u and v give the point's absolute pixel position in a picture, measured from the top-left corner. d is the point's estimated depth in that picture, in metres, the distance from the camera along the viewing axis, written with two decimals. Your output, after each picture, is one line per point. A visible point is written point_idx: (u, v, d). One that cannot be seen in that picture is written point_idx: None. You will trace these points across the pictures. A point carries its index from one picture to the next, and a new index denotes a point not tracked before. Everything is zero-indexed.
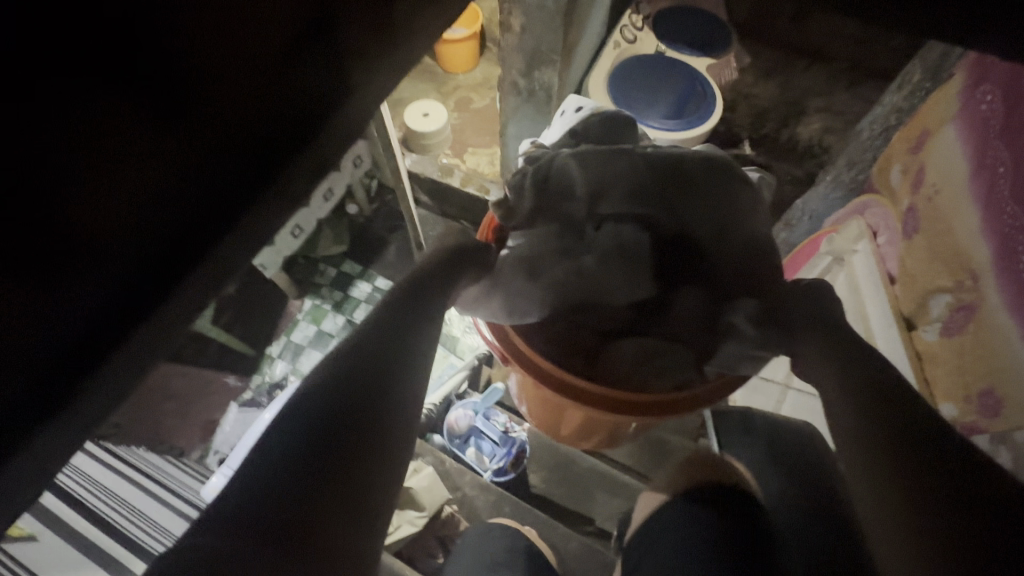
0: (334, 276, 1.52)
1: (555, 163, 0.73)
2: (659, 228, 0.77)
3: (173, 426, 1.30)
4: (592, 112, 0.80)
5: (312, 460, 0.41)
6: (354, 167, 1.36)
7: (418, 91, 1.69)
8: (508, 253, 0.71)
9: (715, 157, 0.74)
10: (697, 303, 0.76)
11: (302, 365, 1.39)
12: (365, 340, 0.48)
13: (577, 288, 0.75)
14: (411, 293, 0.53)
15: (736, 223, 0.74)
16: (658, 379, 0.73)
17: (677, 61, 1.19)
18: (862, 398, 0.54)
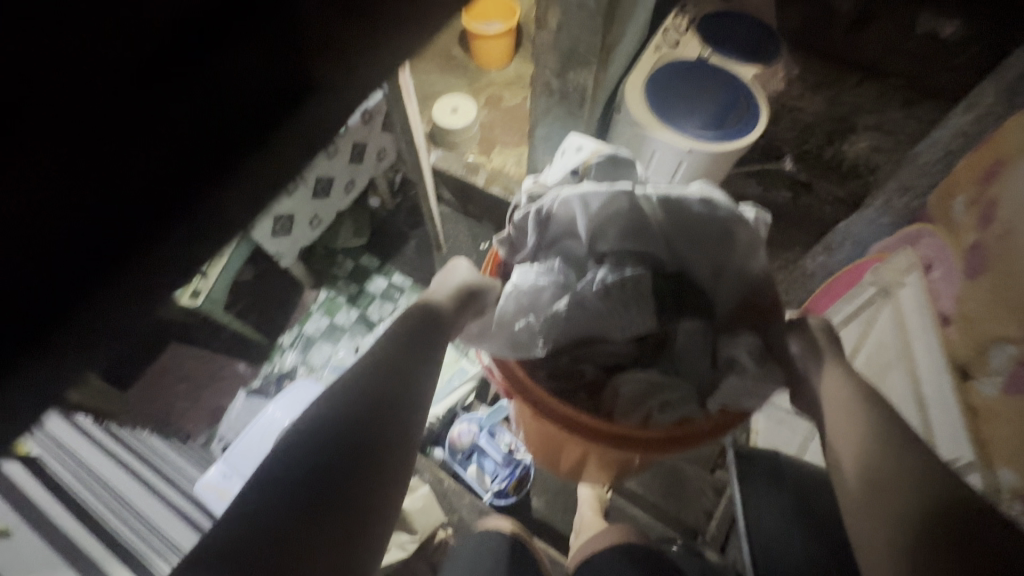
0: (351, 269, 1.49)
1: (553, 206, 0.71)
2: (655, 264, 0.74)
3: (181, 410, 1.30)
4: (592, 153, 0.76)
5: (308, 481, 0.42)
6: (378, 159, 1.33)
7: (450, 86, 1.66)
8: (513, 288, 0.68)
9: (717, 199, 0.69)
10: (700, 338, 0.71)
11: (313, 358, 1.35)
12: (367, 373, 0.50)
13: (576, 322, 0.69)
14: (416, 326, 0.56)
15: (737, 261, 0.71)
16: (658, 413, 0.65)
17: (720, 68, 1.11)
18: (855, 424, 0.56)
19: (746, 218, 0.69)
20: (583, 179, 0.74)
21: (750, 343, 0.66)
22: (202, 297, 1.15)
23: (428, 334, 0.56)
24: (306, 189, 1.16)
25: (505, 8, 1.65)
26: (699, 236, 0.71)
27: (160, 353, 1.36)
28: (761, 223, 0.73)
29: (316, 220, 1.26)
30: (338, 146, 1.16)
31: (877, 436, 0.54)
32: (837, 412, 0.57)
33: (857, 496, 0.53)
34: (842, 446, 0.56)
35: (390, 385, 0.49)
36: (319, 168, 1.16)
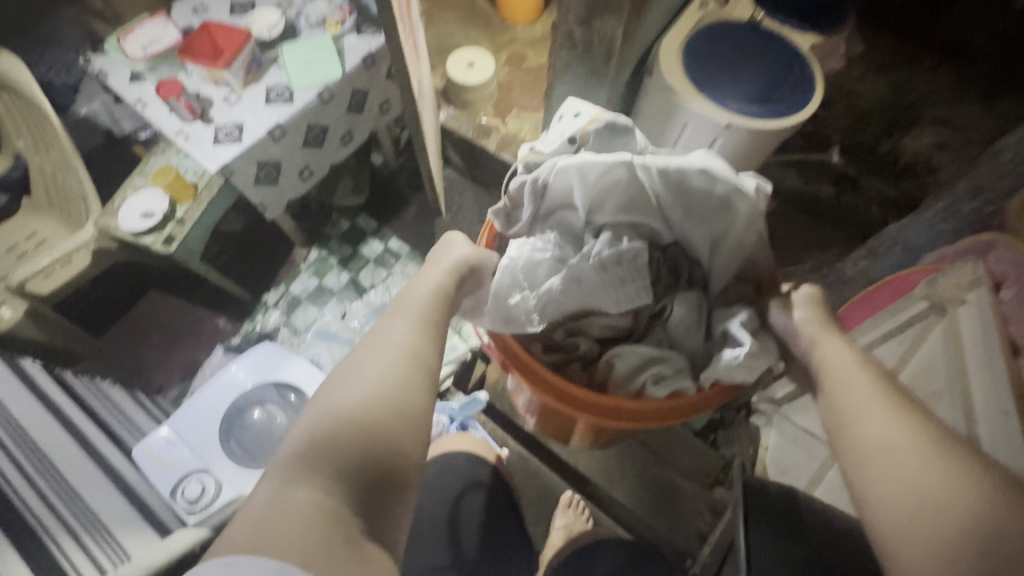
0: (346, 230, 1.38)
1: (550, 176, 0.59)
2: (656, 239, 0.64)
3: (155, 360, 1.25)
4: (593, 117, 0.62)
5: (332, 450, 0.40)
6: (381, 111, 1.22)
7: (470, 38, 1.52)
8: (508, 262, 0.59)
9: (717, 172, 0.57)
10: (697, 318, 0.62)
11: (298, 320, 1.26)
12: (370, 381, 0.44)
13: (570, 295, 0.60)
14: (414, 320, 0.50)
15: (737, 234, 0.60)
16: (651, 386, 0.57)
17: (774, 34, 0.96)
18: (852, 386, 0.48)
19: (746, 187, 0.57)
20: (581, 149, 0.61)
21: (746, 313, 0.58)
22: (177, 244, 1.05)
23: (426, 328, 0.50)
24: (294, 135, 1.06)
25: None
26: (698, 210, 0.60)
27: (140, 299, 1.31)
28: (759, 190, 0.61)
29: (309, 172, 1.15)
30: (332, 91, 1.05)
31: (876, 383, 0.48)
32: (828, 383, 0.50)
33: (869, 451, 0.44)
34: (842, 407, 0.48)
35: (393, 393, 0.44)
36: (308, 115, 1.04)
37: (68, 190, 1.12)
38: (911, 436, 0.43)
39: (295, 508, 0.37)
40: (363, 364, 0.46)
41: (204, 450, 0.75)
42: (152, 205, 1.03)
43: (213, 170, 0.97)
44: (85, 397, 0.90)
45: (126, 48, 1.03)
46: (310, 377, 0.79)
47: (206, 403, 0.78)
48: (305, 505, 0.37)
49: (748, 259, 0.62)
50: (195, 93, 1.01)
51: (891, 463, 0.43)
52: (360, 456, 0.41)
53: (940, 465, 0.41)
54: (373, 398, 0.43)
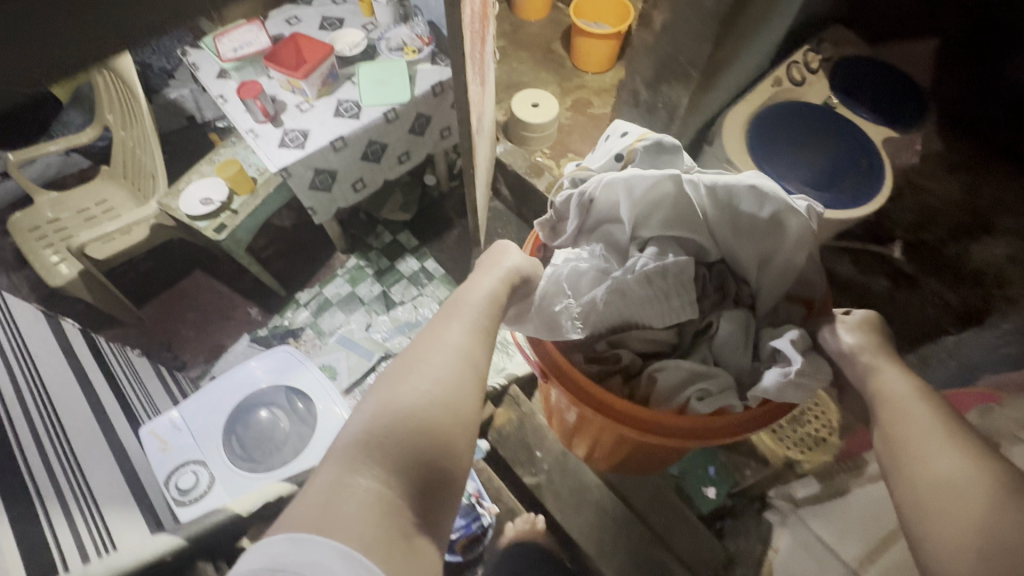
0: (387, 243, 1.42)
1: (596, 189, 0.56)
2: (701, 255, 0.60)
3: (185, 338, 1.29)
4: (640, 136, 0.59)
5: (394, 446, 0.38)
6: (440, 137, 1.26)
7: (540, 80, 1.56)
8: (552, 269, 0.55)
9: (769, 190, 0.54)
10: (745, 340, 0.57)
11: (324, 323, 1.29)
12: (427, 382, 0.41)
13: (613, 305, 0.56)
14: (468, 327, 0.46)
15: (788, 256, 0.57)
16: (695, 400, 0.52)
17: (845, 121, 0.94)
18: (915, 418, 0.42)
19: (799, 206, 0.54)
20: (626, 166, 0.58)
21: (796, 332, 0.52)
22: (226, 233, 1.09)
23: (479, 330, 0.46)
24: (354, 148, 1.10)
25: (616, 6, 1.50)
26: (750, 229, 0.56)
27: (182, 278, 1.36)
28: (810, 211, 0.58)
29: (360, 184, 1.18)
30: (398, 112, 1.09)
31: (941, 416, 0.42)
32: (886, 413, 0.44)
33: (933, 488, 0.38)
34: (899, 437, 0.42)
35: (450, 396, 0.41)
36: (371, 131, 1.09)
37: (142, 166, 1.20)
38: (976, 470, 0.37)
39: (357, 503, 0.34)
40: (418, 363, 0.43)
41: (204, 440, 0.75)
42: (213, 193, 1.09)
43: (273, 170, 1.02)
44: (116, 372, 0.94)
45: (219, 46, 1.10)
46: (318, 388, 0.79)
47: (218, 393, 0.79)
48: (364, 498, 0.35)
49: (804, 291, 0.59)
50: (271, 97, 1.06)
51: (956, 503, 0.36)
52: (417, 455, 0.39)
53: (996, 497, 0.35)
54: (431, 399, 0.41)
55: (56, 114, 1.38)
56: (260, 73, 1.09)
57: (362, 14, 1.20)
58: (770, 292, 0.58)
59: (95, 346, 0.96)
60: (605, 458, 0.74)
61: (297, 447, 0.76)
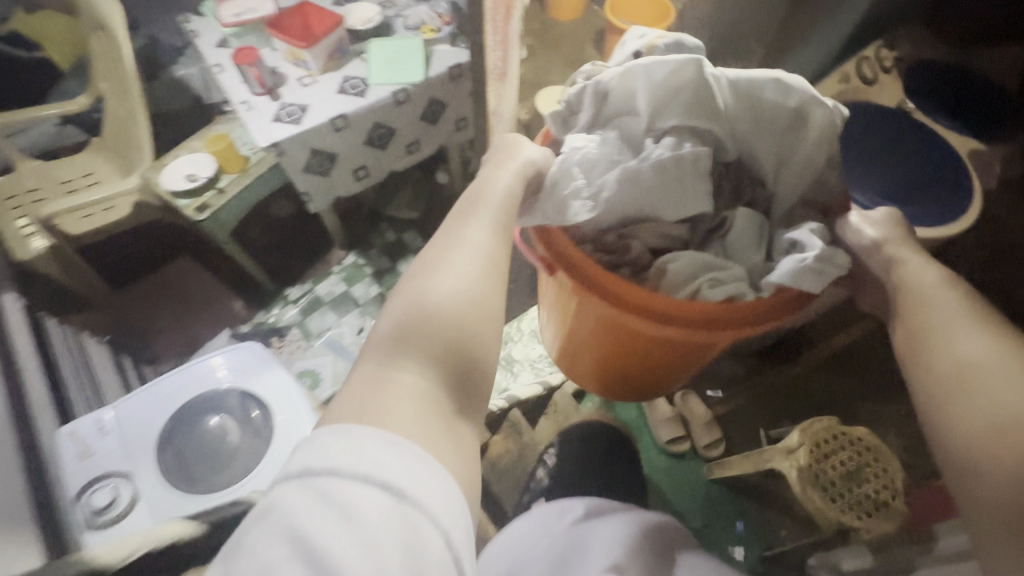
0: (390, 242, 1.31)
1: (613, 79, 0.53)
2: (718, 151, 0.54)
3: (160, 328, 1.18)
4: (660, 35, 0.55)
5: (432, 337, 0.39)
6: (453, 128, 1.15)
7: (568, 81, 1.45)
8: (562, 158, 0.51)
9: (793, 81, 0.49)
10: (759, 236, 0.51)
11: (312, 323, 1.19)
12: (455, 281, 0.42)
13: (620, 192, 0.49)
14: (491, 227, 0.47)
15: (808, 156, 0.51)
16: (705, 289, 0.47)
17: (925, 128, 0.79)
18: (936, 306, 0.43)
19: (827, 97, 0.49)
20: (645, 56, 0.53)
21: (816, 225, 0.48)
22: (208, 213, 0.98)
23: (502, 229, 0.47)
24: (357, 131, 0.98)
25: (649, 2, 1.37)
26: (769, 123, 0.51)
27: (168, 261, 1.25)
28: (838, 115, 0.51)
29: (361, 172, 1.07)
30: (409, 94, 0.99)
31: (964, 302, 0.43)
32: (906, 304, 0.45)
33: (952, 369, 0.39)
34: (923, 325, 0.43)
35: (472, 287, 0.43)
36: (376, 112, 0.97)
37: (131, 138, 1.10)
38: (1002, 356, 0.38)
39: (399, 387, 0.36)
40: (446, 263, 0.44)
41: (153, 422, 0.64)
42: (198, 169, 0.99)
43: (263, 146, 0.91)
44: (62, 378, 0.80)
45: (221, 10, 1.01)
46: (282, 395, 0.66)
47: (183, 378, 0.67)
48: (405, 392, 0.36)
49: (823, 198, 0.53)
50: (271, 68, 0.96)
51: (973, 383, 0.38)
52: (444, 342, 0.39)
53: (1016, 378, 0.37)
54: (455, 298, 0.42)
55: (54, 82, 1.30)
56: (263, 43, 1.00)
57: None
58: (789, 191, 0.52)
59: (41, 329, 0.85)
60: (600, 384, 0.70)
61: (247, 462, 0.63)
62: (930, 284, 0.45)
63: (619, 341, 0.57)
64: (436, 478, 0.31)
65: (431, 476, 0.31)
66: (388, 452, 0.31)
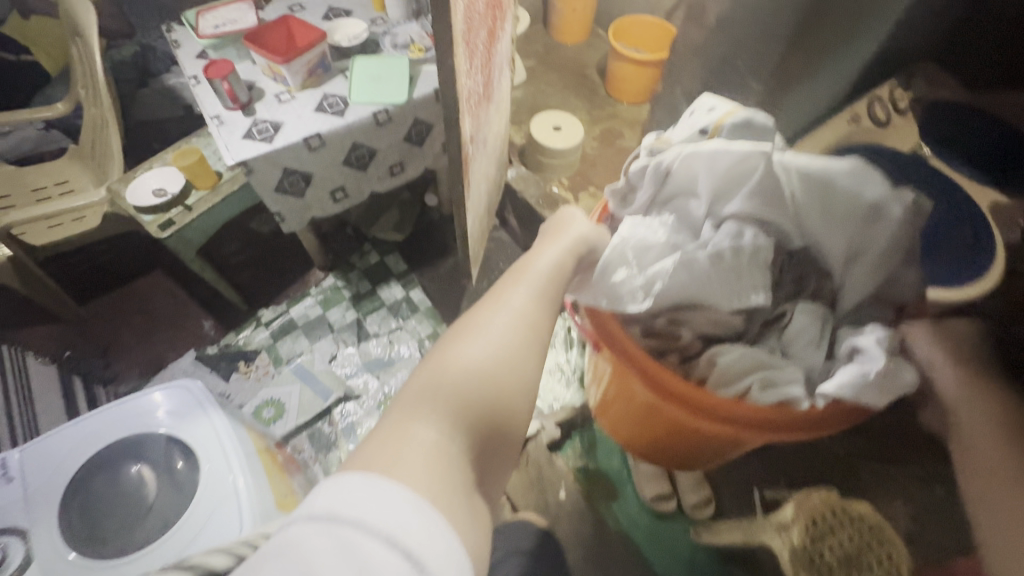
0: (372, 264, 1.26)
1: (674, 161, 0.55)
2: (784, 241, 0.55)
3: (124, 345, 1.13)
4: (729, 111, 0.54)
5: (466, 398, 0.37)
6: (441, 151, 1.10)
7: (567, 105, 1.40)
8: (619, 238, 0.53)
9: (870, 177, 0.49)
10: (821, 333, 0.53)
11: (282, 349, 1.13)
12: (491, 343, 0.40)
13: (680, 282, 0.52)
14: (532, 297, 0.44)
15: (879, 250, 0.51)
16: (756, 389, 0.47)
17: None
18: (995, 461, 0.42)
19: (906, 195, 0.48)
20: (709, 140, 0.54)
21: (886, 333, 0.47)
22: (172, 231, 0.92)
23: (546, 299, 0.45)
24: (334, 151, 0.93)
25: (638, 23, 1.31)
26: (840, 217, 0.51)
27: (135, 279, 1.22)
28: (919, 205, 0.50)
29: (340, 192, 1.01)
30: (391, 114, 0.93)
31: (1019, 470, 0.41)
32: (966, 449, 0.45)
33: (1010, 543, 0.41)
34: (980, 479, 0.43)
35: (514, 352, 0.40)
36: (355, 132, 0.92)
37: (106, 148, 1.06)
38: None
39: (422, 443, 0.33)
40: (481, 325, 0.41)
41: (61, 471, 0.57)
42: (167, 183, 0.93)
43: (229, 164, 0.85)
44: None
45: (200, 21, 0.98)
46: (213, 442, 0.61)
47: (103, 420, 0.61)
48: (428, 448, 0.33)
49: None
50: (249, 83, 0.92)
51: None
52: (478, 408, 0.37)
53: None
54: (492, 360, 0.39)
55: (39, 86, 1.26)
56: (242, 56, 0.96)
57: (372, 9, 1.06)
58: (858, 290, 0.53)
59: None
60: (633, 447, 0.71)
61: (167, 520, 0.56)
62: (978, 422, 0.44)
63: (654, 418, 0.59)
64: (454, 556, 0.28)
65: (460, 560, 0.28)
66: (413, 514, 0.28)
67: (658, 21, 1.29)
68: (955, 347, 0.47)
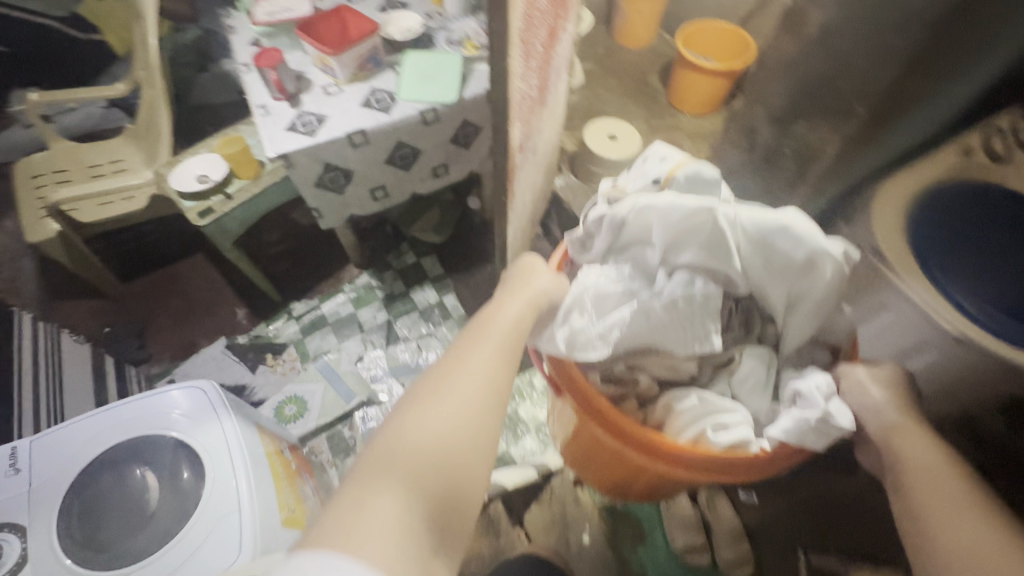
0: (408, 265, 1.22)
1: (628, 211, 0.49)
2: (731, 289, 0.50)
3: (161, 327, 1.14)
4: (680, 162, 0.52)
5: (423, 480, 0.32)
6: (487, 154, 1.04)
7: (625, 113, 1.32)
8: (573, 289, 0.49)
9: (807, 232, 0.46)
10: (767, 378, 0.50)
11: (311, 345, 1.11)
12: (453, 404, 0.36)
13: (632, 329, 0.48)
14: (494, 349, 0.40)
15: (820, 303, 0.47)
16: (710, 432, 0.44)
17: None
18: (932, 482, 0.38)
19: (838, 251, 0.46)
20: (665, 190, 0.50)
21: (825, 376, 0.44)
22: (211, 219, 0.91)
23: (511, 354, 0.40)
24: (377, 148, 0.89)
25: (708, 29, 1.21)
26: (779, 270, 0.48)
27: (178, 260, 1.23)
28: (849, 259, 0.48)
29: (379, 191, 0.98)
30: (438, 114, 0.89)
31: (962, 491, 0.37)
32: (904, 471, 0.40)
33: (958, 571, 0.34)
34: (919, 501, 0.38)
35: (474, 419, 0.36)
36: (400, 130, 0.88)
37: (160, 130, 1.07)
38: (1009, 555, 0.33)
39: (372, 546, 0.28)
40: (440, 387, 0.36)
41: (66, 468, 0.55)
42: (211, 171, 0.92)
43: (271, 156, 0.82)
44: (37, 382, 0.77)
45: (256, 8, 0.96)
46: (222, 452, 0.57)
47: (112, 418, 0.58)
48: (379, 553, 0.27)
49: None
50: (298, 74, 0.89)
51: None
52: (435, 491, 0.32)
53: None
54: (455, 423, 0.35)
55: (105, 64, 1.29)
56: (293, 46, 0.94)
57: (430, 1, 1.02)
58: (798, 336, 0.49)
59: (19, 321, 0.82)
60: (612, 480, 0.69)
61: (166, 529, 0.53)
62: (904, 438, 0.41)
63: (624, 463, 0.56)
64: None
65: None
66: None
67: (730, 27, 1.19)
68: (894, 384, 0.45)
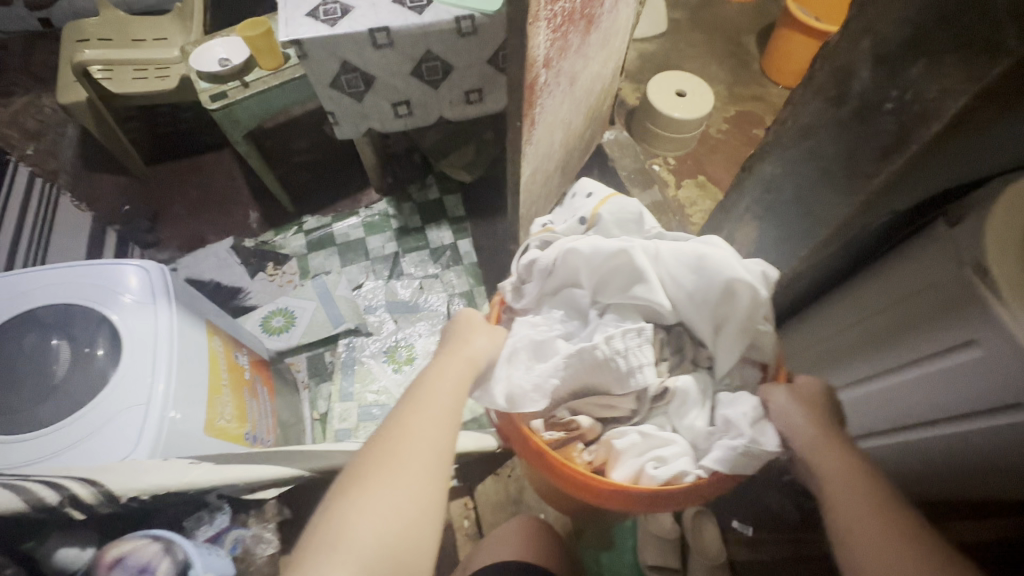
0: (429, 200, 1.13)
1: (553, 257, 0.48)
2: (660, 320, 0.48)
3: (176, 215, 1.12)
4: (604, 198, 0.52)
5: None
6: None
7: (704, 74, 1.15)
8: (506, 342, 0.46)
9: (715, 258, 0.44)
10: (704, 402, 0.45)
11: (314, 262, 1.06)
12: (392, 505, 0.33)
13: (572, 371, 0.45)
14: (440, 421, 0.38)
15: (743, 329, 0.44)
16: (650, 467, 0.42)
17: None
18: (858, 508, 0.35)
19: (752, 277, 0.43)
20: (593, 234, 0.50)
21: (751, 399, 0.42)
22: (221, 104, 0.85)
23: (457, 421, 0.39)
24: (402, 55, 0.80)
25: None
26: (700, 300, 0.45)
27: (207, 152, 1.21)
28: (764, 279, 0.46)
29: (402, 106, 0.89)
30: (476, 24, 0.77)
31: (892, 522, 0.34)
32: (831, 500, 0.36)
33: None
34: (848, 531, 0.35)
35: (416, 509, 0.33)
36: (430, 37, 0.78)
37: None
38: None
39: None
40: (382, 472, 0.34)
41: None
42: (233, 55, 0.87)
43: (283, 41, 0.74)
44: (19, 235, 0.75)
45: None
46: (147, 338, 0.52)
47: (54, 278, 0.55)
48: None
49: None
50: None
51: None
52: None
53: None
54: (388, 538, 0.32)
55: None
56: None
57: None
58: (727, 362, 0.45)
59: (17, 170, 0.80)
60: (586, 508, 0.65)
61: (75, 401, 0.49)
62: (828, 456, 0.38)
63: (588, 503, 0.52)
64: None
65: None
66: None
67: None
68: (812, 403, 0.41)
